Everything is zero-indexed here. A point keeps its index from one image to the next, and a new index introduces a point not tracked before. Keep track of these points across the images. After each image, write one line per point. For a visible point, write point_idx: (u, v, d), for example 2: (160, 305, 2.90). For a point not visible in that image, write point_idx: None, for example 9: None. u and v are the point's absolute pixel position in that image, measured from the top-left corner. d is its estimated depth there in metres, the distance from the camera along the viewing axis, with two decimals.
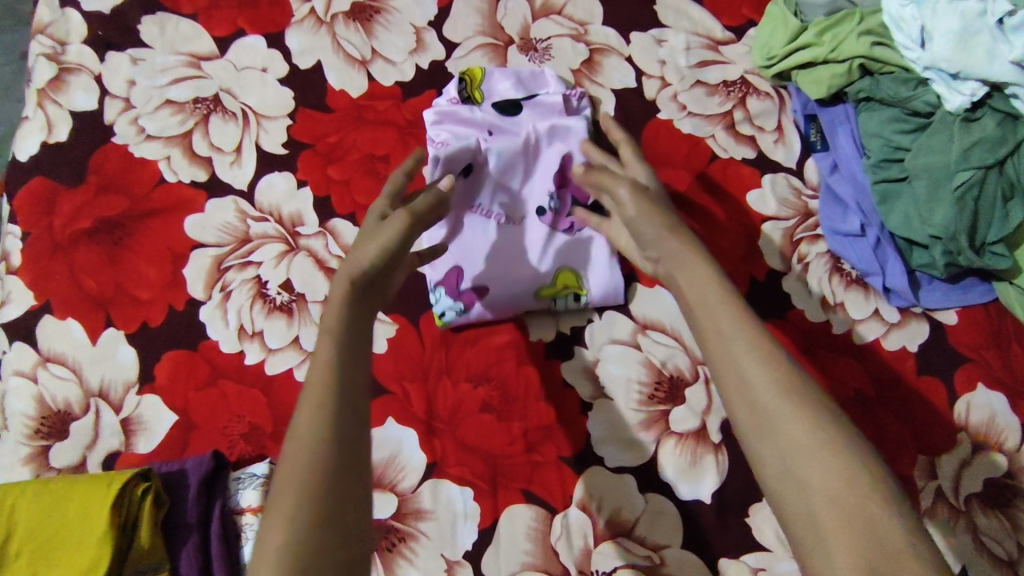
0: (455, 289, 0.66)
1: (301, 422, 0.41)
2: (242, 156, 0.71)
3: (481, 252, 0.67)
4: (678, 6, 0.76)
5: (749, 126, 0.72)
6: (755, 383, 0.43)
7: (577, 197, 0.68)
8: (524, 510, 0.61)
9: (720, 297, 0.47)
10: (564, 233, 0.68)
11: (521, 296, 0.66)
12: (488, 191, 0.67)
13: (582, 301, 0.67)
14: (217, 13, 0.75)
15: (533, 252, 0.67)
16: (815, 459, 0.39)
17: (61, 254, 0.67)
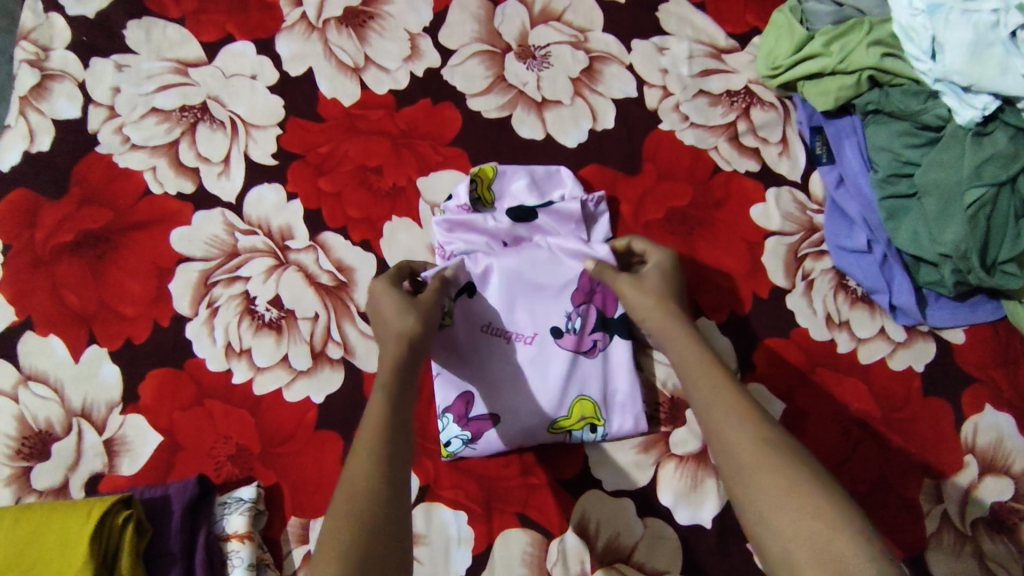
0: (463, 416, 0.61)
1: (364, 440, 0.46)
2: (231, 167, 0.68)
3: (492, 380, 0.62)
4: (680, 13, 0.74)
5: (753, 137, 0.70)
6: (731, 437, 0.46)
7: (600, 313, 0.63)
8: (520, 535, 0.59)
9: (704, 361, 0.51)
10: (586, 355, 0.62)
11: (533, 429, 0.61)
12: (503, 313, 0.62)
13: (600, 432, 0.61)
14: (205, 18, 0.73)
15: (549, 382, 0.61)
16: (787, 504, 0.41)
17: (43, 268, 0.65)
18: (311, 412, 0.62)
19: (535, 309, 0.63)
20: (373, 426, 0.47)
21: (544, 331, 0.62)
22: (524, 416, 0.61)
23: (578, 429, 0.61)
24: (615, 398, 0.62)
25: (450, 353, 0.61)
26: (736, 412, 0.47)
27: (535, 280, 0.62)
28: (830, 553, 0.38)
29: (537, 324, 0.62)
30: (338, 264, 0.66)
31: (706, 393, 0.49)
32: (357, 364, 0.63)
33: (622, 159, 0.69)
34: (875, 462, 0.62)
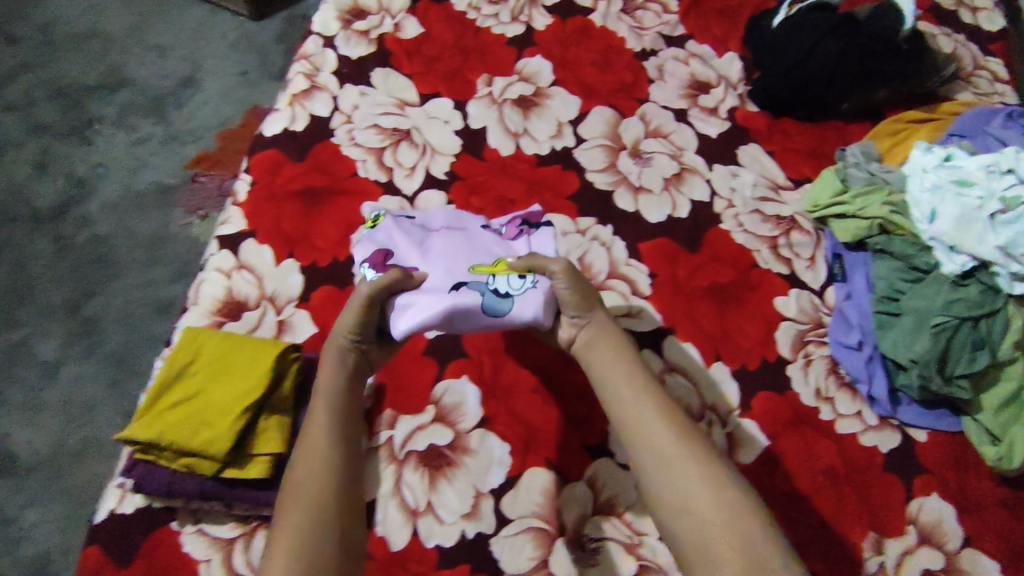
0: (381, 265, 0.79)
1: (317, 411, 0.67)
2: (415, 173, 0.97)
3: (414, 249, 0.80)
4: (755, 155, 1.01)
5: (788, 251, 0.94)
6: (655, 426, 0.66)
7: (529, 219, 0.85)
8: (545, 473, 0.78)
9: (619, 360, 0.72)
10: (509, 240, 0.83)
11: (454, 271, 0.77)
12: (435, 224, 0.84)
13: (528, 280, 0.76)
14: (426, 78, 1.05)
15: (476, 250, 0.80)
16: (696, 484, 0.62)
17: (274, 202, 0.94)
18: (423, 342, 0.85)
19: (465, 222, 0.84)
20: (318, 451, 0.64)
21: (470, 228, 0.83)
22: (449, 271, 0.77)
23: (501, 275, 0.76)
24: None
25: (386, 235, 0.81)
26: (682, 463, 0.63)
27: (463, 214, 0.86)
28: (731, 513, 0.60)
29: (465, 225, 0.84)
30: None
31: (660, 450, 0.65)
32: None
33: (688, 239, 0.93)
34: (830, 505, 0.78)
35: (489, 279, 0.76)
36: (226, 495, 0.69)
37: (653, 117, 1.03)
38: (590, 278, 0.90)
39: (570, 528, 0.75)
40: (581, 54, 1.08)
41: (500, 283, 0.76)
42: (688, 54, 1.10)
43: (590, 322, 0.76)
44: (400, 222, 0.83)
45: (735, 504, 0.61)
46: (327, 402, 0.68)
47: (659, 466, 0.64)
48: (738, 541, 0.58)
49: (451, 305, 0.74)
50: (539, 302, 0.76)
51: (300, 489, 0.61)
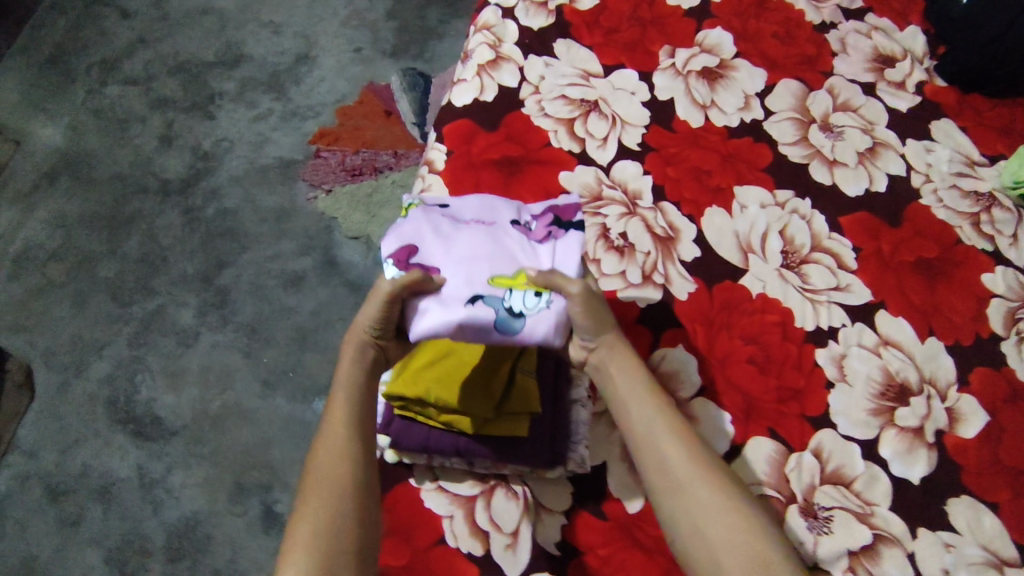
0: (404, 262, 0.73)
1: (341, 389, 0.71)
2: (608, 143, 0.97)
3: (439, 246, 0.75)
4: (948, 130, 0.99)
5: (991, 228, 0.92)
6: (666, 450, 0.68)
7: (562, 216, 0.79)
8: (768, 442, 0.79)
9: (632, 381, 0.73)
10: (540, 241, 0.77)
11: (474, 279, 0.72)
12: (464, 215, 0.78)
13: (542, 299, 0.71)
14: (608, 49, 1.05)
15: (507, 253, 0.75)
16: (705, 509, 0.64)
17: (473, 171, 0.95)
18: (634, 312, 0.86)
19: (497, 215, 0.79)
20: (337, 463, 0.65)
21: (500, 222, 0.77)
22: (468, 280, 0.72)
23: (518, 290, 0.70)
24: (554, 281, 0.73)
25: (417, 225, 0.76)
26: (691, 485, 0.66)
27: (493, 206, 0.80)
28: (741, 530, 0.63)
29: (496, 219, 0.78)
30: (670, 224, 0.91)
31: (671, 473, 0.67)
32: (672, 292, 0.87)
33: (888, 214, 0.93)
34: None
35: (505, 294, 0.70)
36: (489, 450, 0.75)
37: (841, 91, 1.02)
38: (795, 251, 0.90)
39: (801, 497, 0.76)
40: (762, 26, 1.07)
41: (517, 300, 0.70)
42: (869, 27, 1.08)
43: (600, 339, 0.74)
44: (430, 212, 0.78)
45: (743, 524, 0.63)
46: (341, 410, 0.68)
47: (669, 489, 0.66)
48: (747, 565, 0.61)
49: (464, 321, 0.69)
50: (553, 325, 0.70)
51: (328, 467, 0.64)
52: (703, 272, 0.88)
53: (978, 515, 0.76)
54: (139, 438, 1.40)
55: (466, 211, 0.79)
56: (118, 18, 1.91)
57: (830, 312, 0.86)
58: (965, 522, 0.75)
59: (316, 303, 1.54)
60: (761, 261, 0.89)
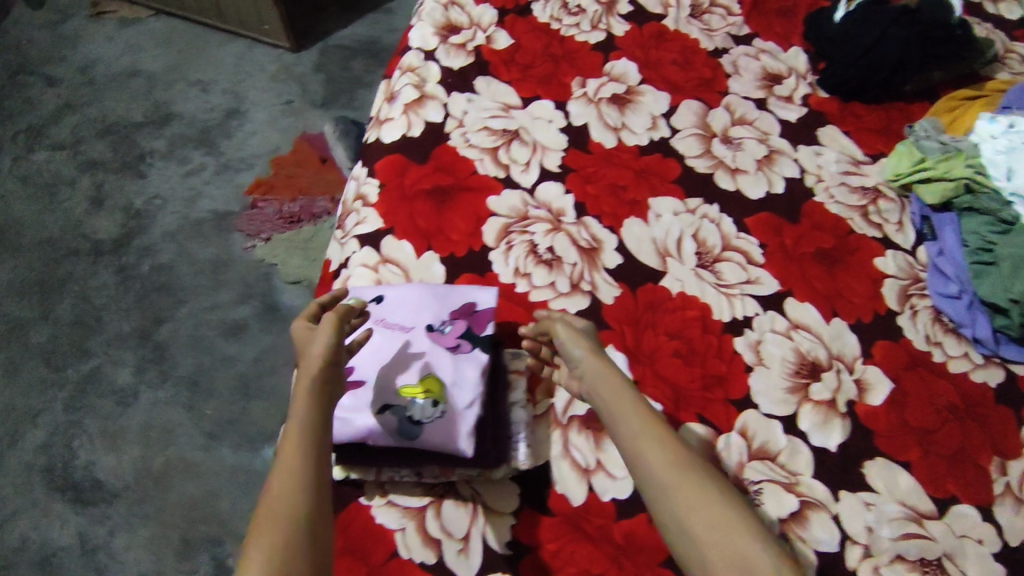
0: (338, 379, 0.75)
1: (295, 427, 0.65)
2: (530, 168, 1.05)
3: (363, 353, 0.77)
4: (833, 135, 1.11)
5: (878, 217, 1.02)
6: (647, 442, 0.70)
7: (473, 327, 0.78)
8: (698, 427, 0.85)
9: (606, 377, 0.77)
10: (450, 349, 0.76)
11: (384, 390, 0.73)
12: (394, 316, 0.79)
13: (439, 409, 0.71)
14: (525, 83, 1.14)
15: (419, 359, 0.75)
16: (690, 498, 0.66)
17: (405, 201, 1.00)
18: None
19: (418, 316, 0.79)
20: (289, 494, 0.60)
21: (417, 327, 0.77)
22: (379, 390, 0.73)
23: (419, 399, 0.71)
24: (461, 395, 0.73)
25: (350, 333, 0.79)
26: (674, 473, 0.68)
27: (417, 304, 0.80)
28: (721, 520, 0.64)
29: (415, 322, 0.78)
30: (593, 236, 0.98)
31: (655, 458, 0.69)
32: (600, 297, 0.93)
33: (787, 212, 1.02)
34: (958, 436, 0.86)
35: (408, 403, 0.71)
36: (436, 456, 0.77)
37: (736, 107, 1.13)
38: (708, 251, 0.98)
39: (732, 474, 0.82)
40: (662, 55, 1.18)
41: (418, 410, 0.71)
42: (757, 50, 1.20)
43: (572, 353, 0.80)
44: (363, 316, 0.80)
45: (727, 512, 0.65)
46: (294, 442, 0.63)
47: (655, 477, 0.68)
48: (728, 550, 0.63)
49: (372, 431, 0.71)
50: (449, 434, 0.70)
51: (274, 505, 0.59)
52: (626, 278, 0.95)
53: (892, 474, 0.83)
54: (78, 504, 1.36)
55: (393, 310, 0.80)
56: (43, 86, 1.92)
57: (744, 303, 0.93)
58: (881, 482, 0.82)
59: (258, 350, 1.54)
60: (678, 264, 0.97)
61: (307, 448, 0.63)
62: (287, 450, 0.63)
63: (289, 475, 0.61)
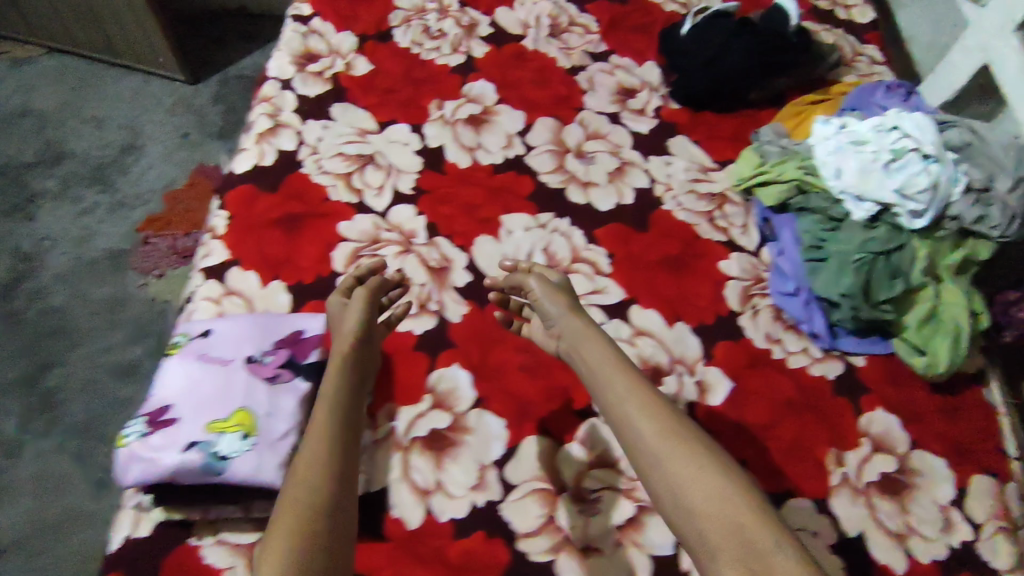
0: (151, 418, 0.74)
1: (326, 394, 0.74)
2: (383, 191, 1.05)
3: (179, 389, 0.76)
4: (683, 145, 1.14)
5: (724, 221, 1.06)
6: (623, 394, 0.74)
7: (296, 356, 0.79)
8: (540, 439, 0.85)
9: (588, 336, 0.81)
10: (268, 380, 0.76)
11: (193, 426, 0.72)
12: (214, 350, 0.79)
13: (249, 442, 0.71)
14: (382, 107, 1.14)
15: (234, 392, 0.75)
16: (669, 443, 0.68)
17: (253, 231, 0.99)
18: (412, 339, 0.92)
19: (239, 348, 0.79)
20: (321, 447, 0.68)
21: (236, 360, 0.77)
22: (189, 427, 0.72)
23: (228, 434, 0.71)
24: (276, 426, 0.73)
25: (168, 370, 0.78)
26: (653, 422, 0.71)
27: (240, 335, 0.80)
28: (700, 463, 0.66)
29: (235, 354, 0.78)
30: (443, 256, 0.99)
31: (634, 408, 0.72)
32: (447, 316, 0.94)
33: (637, 222, 1.05)
34: (794, 430, 0.88)
35: (216, 439, 0.71)
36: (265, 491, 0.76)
37: (591, 122, 1.15)
38: (557, 264, 1.00)
39: (572, 484, 0.83)
40: (519, 74, 1.20)
41: (226, 445, 0.71)
42: (612, 66, 1.23)
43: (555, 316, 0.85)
44: (185, 351, 0.79)
45: (705, 459, 0.67)
46: (327, 408, 0.73)
47: (632, 424, 0.71)
48: (710, 490, 0.64)
49: (177, 469, 0.69)
50: (258, 467, 0.69)
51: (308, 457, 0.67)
52: (475, 296, 0.96)
53: None
54: None
55: (215, 343, 0.80)
56: None
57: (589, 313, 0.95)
58: None
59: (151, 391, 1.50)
60: None
61: (337, 417, 0.71)
62: (319, 412, 0.72)
63: (321, 431, 0.70)
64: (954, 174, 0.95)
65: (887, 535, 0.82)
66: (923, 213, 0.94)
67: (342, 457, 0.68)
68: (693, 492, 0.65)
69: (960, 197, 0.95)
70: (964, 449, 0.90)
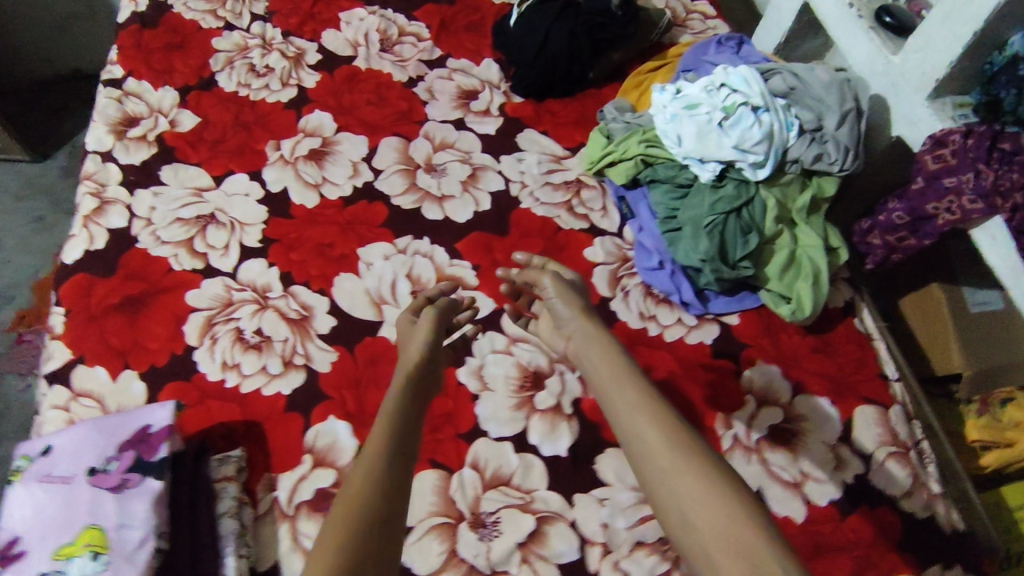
0: None
1: (386, 420, 0.70)
2: (229, 250, 0.99)
3: (23, 517, 0.70)
4: (532, 138, 1.12)
5: (583, 208, 1.05)
6: (626, 396, 0.70)
7: (144, 454, 0.74)
8: (430, 473, 0.83)
9: (595, 337, 0.78)
10: (115, 487, 0.71)
11: (41, 556, 0.68)
12: (57, 466, 0.74)
13: (100, 561, 0.66)
14: (216, 161, 1.09)
15: (81, 509, 0.70)
16: (669, 449, 0.64)
17: (93, 322, 0.92)
18: (281, 401, 0.87)
19: (84, 459, 0.74)
20: (376, 478, 0.63)
21: (80, 473, 0.73)
22: (37, 557, 0.68)
23: (76, 558, 0.67)
24: (130, 535, 0.68)
25: (10, 497, 0.72)
26: (650, 426, 0.66)
27: (84, 444, 0.75)
28: (702, 472, 0.61)
29: (79, 467, 0.73)
30: (302, 305, 0.95)
31: (633, 410, 0.68)
32: (314, 367, 0.90)
33: (497, 227, 1.03)
34: (682, 403, 0.88)
35: (65, 566, 0.67)
36: None
37: (436, 133, 1.12)
38: (422, 287, 0.97)
39: (468, 512, 0.80)
40: (355, 97, 1.16)
41: (76, 570, 0.66)
42: (450, 71, 1.20)
43: (562, 319, 0.82)
44: (27, 475, 0.74)
45: (705, 467, 0.62)
46: (388, 436, 0.68)
47: (631, 425, 0.67)
48: (709, 504, 0.58)
49: None
50: None
51: (354, 486, 0.62)
52: (341, 339, 0.92)
53: (622, 461, 0.84)
54: None
55: (56, 457, 0.74)
56: None
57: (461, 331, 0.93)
58: (612, 474, 0.83)
59: None
60: (395, 308, 0.95)
61: (394, 451, 0.66)
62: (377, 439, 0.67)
63: (371, 461, 0.64)
64: (786, 119, 0.96)
65: (784, 486, 0.83)
66: (764, 163, 0.95)
67: (397, 484, 0.63)
68: (689, 508, 0.59)
69: (795, 140, 0.96)
70: (845, 383, 0.91)
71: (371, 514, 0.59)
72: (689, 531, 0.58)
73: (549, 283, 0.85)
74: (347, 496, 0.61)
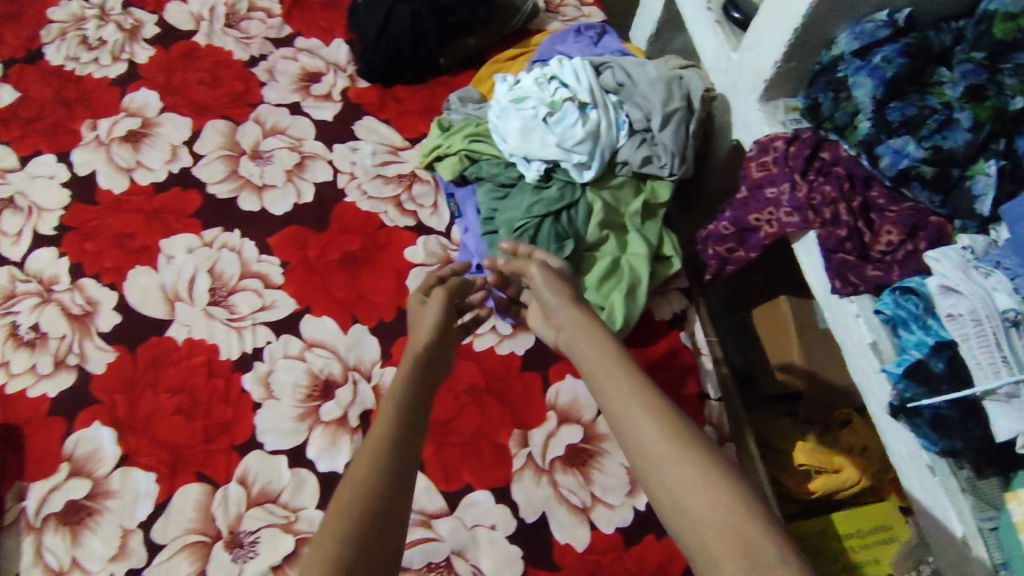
0: None
1: (384, 410, 0.67)
2: (21, 237, 0.93)
3: None
4: (370, 127, 1.05)
5: (412, 204, 0.98)
6: (611, 386, 0.64)
7: None
8: (195, 487, 0.78)
9: (587, 320, 0.73)
10: None
11: None
12: None
13: None
14: (26, 140, 1.01)
15: None
16: (659, 440, 0.58)
17: None
18: (45, 405, 0.82)
19: None
20: (368, 479, 0.59)
21: None
22: None
23: None
24: None
25: None
26: (642, 410, 0.61)
27: None
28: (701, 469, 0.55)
29: None
30: (88, 300, 0.88)
31: (621, 400, 0.62)
32: (88, 368, 0.84)
33: (316, 222, 0.97)
34: (477, 419, 0.83)
35: None
36: None
37: (267, 118, 1.05)
38: (222, 284, 0.91)
39: (226, 531, 0.76)
40: (188, 75, 1.08)
41: None
42: (296, 51, 1.12)
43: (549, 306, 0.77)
44: None
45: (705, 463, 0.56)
46: (378, 431, 0.64)
47: (620, 412, 0.62)
48: (720, 504, 0.53)
49: None
50: None
51: (350, 482, 0.59)
52: (124, 339, 0.86)
53: None
54: None
55: None
56: None
57: (255, 333, 0.88)
58: None
59: None
60: (189, 307, 0.89)
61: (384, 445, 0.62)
62: (370, 435, 0.64)
63: (362, 459, 0.61)
64: (615, 118, 0.91)
65: (569, 510, 0.79)
66: (590, 163, 0.89)
67: (393, 477, 0.60)
68: (690, 507, 0.54)
69: (625, 141, 0.91)
70: None
71: (377, 517, 0.56)
72: (691, 526, 0.53)
73: (537, 274, 0.79)
74: (344, 489, 0.58)
